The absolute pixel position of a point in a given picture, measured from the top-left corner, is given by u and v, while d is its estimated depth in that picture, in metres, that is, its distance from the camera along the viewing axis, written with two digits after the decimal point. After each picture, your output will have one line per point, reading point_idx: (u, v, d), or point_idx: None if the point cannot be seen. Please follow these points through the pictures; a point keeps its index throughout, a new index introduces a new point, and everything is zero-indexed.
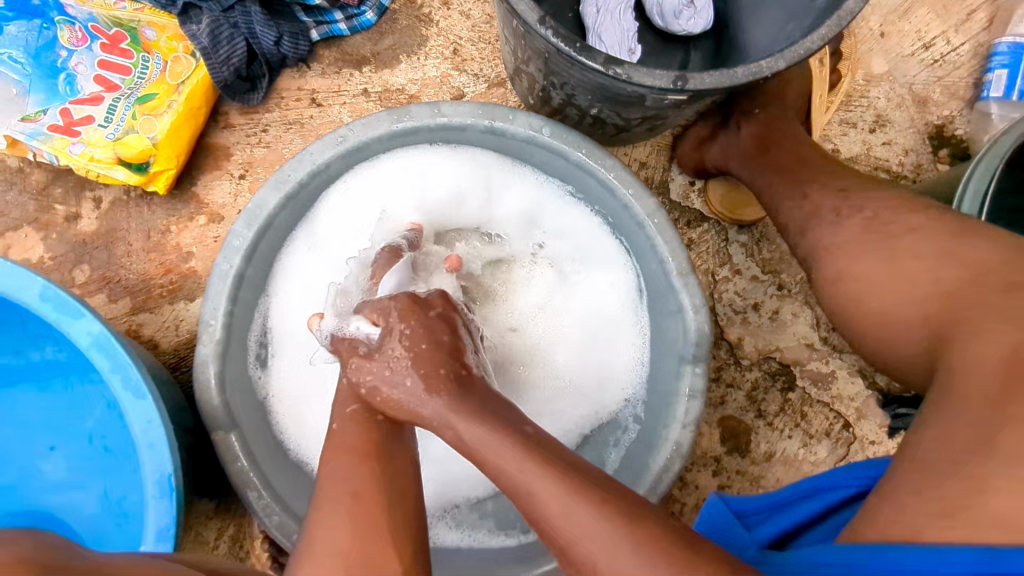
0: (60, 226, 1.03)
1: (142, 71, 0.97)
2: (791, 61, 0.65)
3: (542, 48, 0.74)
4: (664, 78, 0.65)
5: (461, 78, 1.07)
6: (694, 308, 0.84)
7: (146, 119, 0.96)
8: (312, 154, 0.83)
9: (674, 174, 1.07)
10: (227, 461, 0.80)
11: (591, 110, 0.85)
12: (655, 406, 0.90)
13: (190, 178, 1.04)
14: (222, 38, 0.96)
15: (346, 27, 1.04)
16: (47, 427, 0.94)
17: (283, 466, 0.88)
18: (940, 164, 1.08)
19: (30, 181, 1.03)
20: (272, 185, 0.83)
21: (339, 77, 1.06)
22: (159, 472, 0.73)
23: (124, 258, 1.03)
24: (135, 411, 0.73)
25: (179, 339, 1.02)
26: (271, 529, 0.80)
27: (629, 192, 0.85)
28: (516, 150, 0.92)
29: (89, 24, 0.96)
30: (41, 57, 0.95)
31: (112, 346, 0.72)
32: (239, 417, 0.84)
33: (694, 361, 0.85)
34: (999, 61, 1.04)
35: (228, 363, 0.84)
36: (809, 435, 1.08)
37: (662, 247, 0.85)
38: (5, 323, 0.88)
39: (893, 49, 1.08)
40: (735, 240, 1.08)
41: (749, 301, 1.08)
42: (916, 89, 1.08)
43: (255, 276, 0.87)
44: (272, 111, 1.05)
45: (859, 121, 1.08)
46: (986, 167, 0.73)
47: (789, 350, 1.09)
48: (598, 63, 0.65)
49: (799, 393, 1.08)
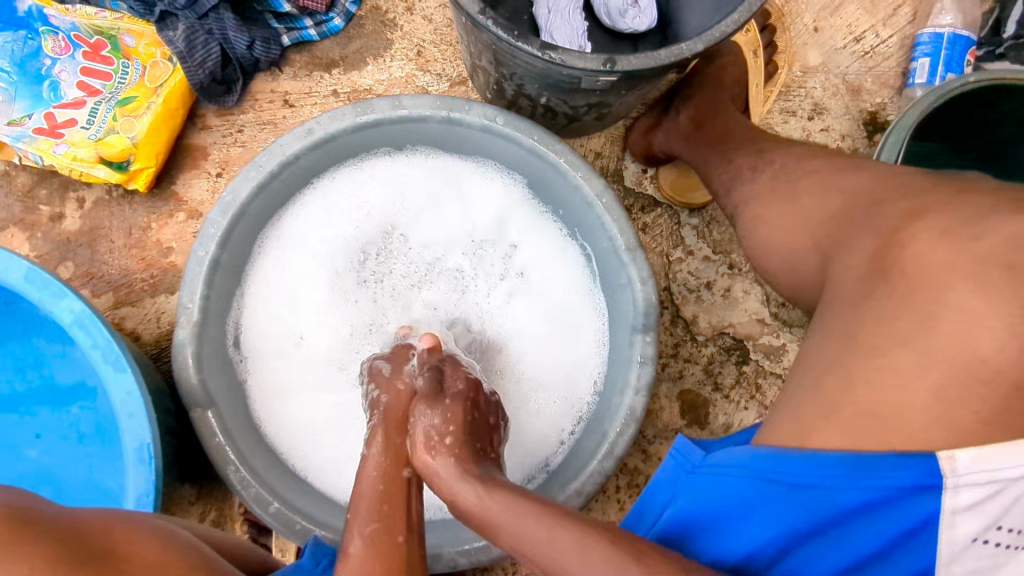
0: (45, 226, 1.08)
1: (123, 76, 1.03)
2: (708, 43, 0.72)
3: (488, 41, 0.81)
4: (594, 61, 0.72)
5: (425, 78, 1.14)
6: (642, 280, 0.90)
7: (126, 120, 1.01)
8: (282, 146, 0.89)
9: (628, 163, 1.14)
10: (205, 436, 0.84)
11: (540, 100, 0.92)
12: (611, 376, 0.95)
13: (169, 177, 1.10)
14: (197, 43, 1.02)
15: (316, 32, 1.11)
16: (30, 416, 0.94)
17: (259, 445, 0.92)
18: (874, 147, 1.16)
19: (15, 184, 1.08)
20: (245, 175, 0.89)
21: (309, 79, 1.13)
22: (139, 441, 0.75)
23: (107, 254, 1.08)
24: (116, 384, 0.75)
25: (160, 331, 1.07)
26: (248, 500, 0.84)
27: (578, 174, 0.91)
28: (475, 142, 0.98)
29: (72, 33, 1.03)
30: (26, 65, 1.02)
31: (93, 322, 0.75)
32: (216, 396, 0.88)
33: (643, 329, 0.90)
34: (923, 50, 1.12)
35: (205, 345, 0.89)
36: (764, 406, 1.11)
37: (610, 224, 0.91)
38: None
39: (827, 42, 1.17)
40: (687, 223, 1.13)
41: (702, 280, 1.13)
42: (850, 79, 1.17)
43: (230, 263, 0.93)
44: (247, 112, 1.11)
45: (798, 109, 1.16)
46: (894, 141, 0.83)
47: (741, 325, 1.12)
48: (534, 49, 0.72)
49: (753, 365, 1.12)
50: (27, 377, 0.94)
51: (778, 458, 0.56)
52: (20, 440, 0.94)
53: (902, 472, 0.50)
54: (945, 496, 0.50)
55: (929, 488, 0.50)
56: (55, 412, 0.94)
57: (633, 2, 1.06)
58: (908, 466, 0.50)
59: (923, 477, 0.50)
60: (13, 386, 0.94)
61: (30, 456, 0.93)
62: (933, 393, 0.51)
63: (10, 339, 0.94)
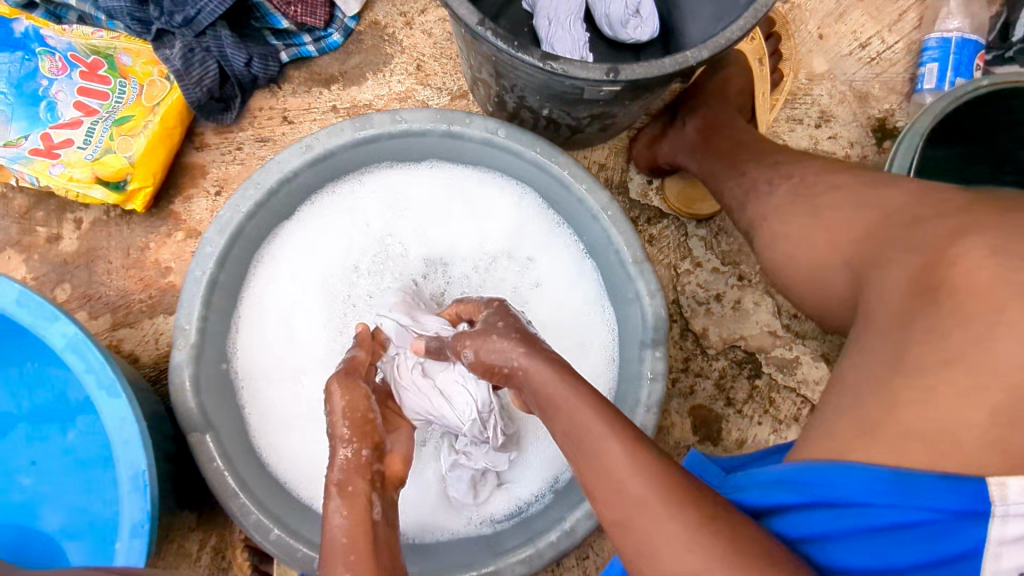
0: (42, 247, 1.07)
1: (120, 96, 1.02)
2: (714, 51, 0.70)
3: (488, 52, 0.79)
4: (597, 70, 0.70)
5: (425, 92, 1.13)
6: (650, 294, 0.88)
7: (123, 139, 1.00)
8: (280, 163, 0.88)
9: (633, 174, 1.12)
10: (203, 461, 0.82)
11: (542, 112, 0.91)
12: (620, 393, 0.93)
13: (168, 196, 1.08)
14: (195, 61, 1.00)
15: (314, 48, 1.10)
16: (26, 444, 0.92)
17: (258, 469, 0.89)
18: (884, 154, 1.14)
19: (13, 206, 1.07)
20: (243, 192, 0.87)
21: (308, 95, 1.11)
22: (133, 468, 0.72)
23: (105, 276, 1.07)
24: (109, 410, 0.73)
25: (159, 352, 1.05)
26: (248, 528, 0.81)
27: (582, 187, 0.89)
28: (477, 155, 0.97)
29: (69, 53, 1.02)
30: (23, 86, 1.01)
31: (86, 346, 0.73)
32: (215, 419, 0.86)
33: (654, 344, 0.87)
34: (930, 55, 1.11)
35: (204, 367, 0.87)
36: (779, 421, 1.08)
37: (616, 237, 0.89)
38: None
39: (832, 49, 1.15)
40: (694, 234, 1.11)
41: (711, 292, 1.10)
42: (857, 86, 1.15)
43: (229, 282, 0.91)
44: (246, 130, 1.10)
45: (805, 117, 1.14)
46: (908, 145, 0.79)
47: (753, 338, 1.10)
48: (536, 60, 0.70)
49: (766, 379, 1.09)
50: (20, 403, 0.92)
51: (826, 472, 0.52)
52: (13, 467, 0.91)
53: (947, 496, 0.48)
54: (994, 526, 0.46)
55: (973, 516, 0.47)
56: (50, 438, 0.92)
57: (635, 12, 1.05)
58: (956, 490, 0.47)
59: (970, 502, 0.47)
60: (9, 412, 0.92)
61: (24, 485, 0.91)
62: (970, 411, 0.48)
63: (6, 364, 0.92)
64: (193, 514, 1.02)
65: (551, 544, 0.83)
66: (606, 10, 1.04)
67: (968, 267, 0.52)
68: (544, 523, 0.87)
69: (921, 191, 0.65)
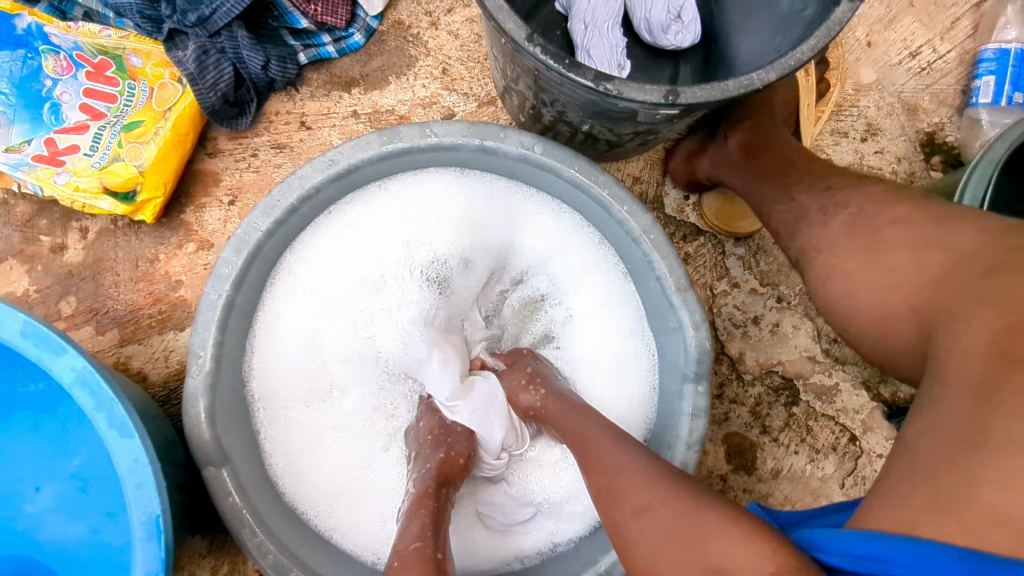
0: (45, 258, 1.01)
1: (129, 98, 0.96)
2: (782, 73, 0.64)
3: (530, 66, 0.73)
4: (655, 92, 0.64)
5: (451, 98, 1.07)
6: (694, 325, 0.82)
7: (132, 147, 0.94)
8: (302, 178, 0.82)
9: (668, 189, 1.06)
10: (218, 497, 0.77)
11: (582, 127, 0.85)
12: (659, 426, 0.88)
13: (178, 205, 1.03)
14: (209, 63, 0.94)
15: (334, 49, 1.04)
16: (30, 469, 0.87)
17: (274, 502, 0.85)
18: (932, 171, 1.08)
19: (14, 213, 1.01)
20: (263, 209, 0.81)
21: (327, 99, 1.05)
22: (146, 513, 0.67)
23: (112, 288, 1.01)
24: (120, 450, 0.68)
25: (169, 370, 1.00)
26: (266, 569, 0.77)
27: (623, 208, 0.84)
28: (509, 170, 0.91)
29: (74, 53, 0.96)
30: (26, 87, 0.95)
31: (96, 382, 0.67)
32: (230, 451, 0.81)
33: (696, 379, 0.82)
34: (986, 67, 1.04)
35: (219, 395, 0.82)
36: (816, 450, 1.03)
37: (658, 263, 0.84)
38: None
39: (881, 57, 1.09)
40: (732, 253, 1.06)
41: (748, 314, 1.05)
42: (906, 98, 1.09)
43: (245, 303, 0.85)
44: (261, 135, 1.04)
45: (850, 130, 1.08)
46: (981, 174, 0.73)
47: (790, 363, 1.05)
48: (587, 80, 0.64)
49: (804, 407, 1.04)
50: (25, 427, 0.87)
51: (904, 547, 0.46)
52: (16, 495, 0.86)
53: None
54: None
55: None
56: (55, 464, 0.87)
57: (676, 17, 0.98)
58: None
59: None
60: (12, 437, 0.87)
61: (27, 512, 0.86)
62: None
63: (9, 387, 0.87)
64: (204, 541, 0.98)
65: None
66: (647, 15, 0.98)
67: None
68: (576, 564, 0.83)
69: (1008, 232, 0.60)
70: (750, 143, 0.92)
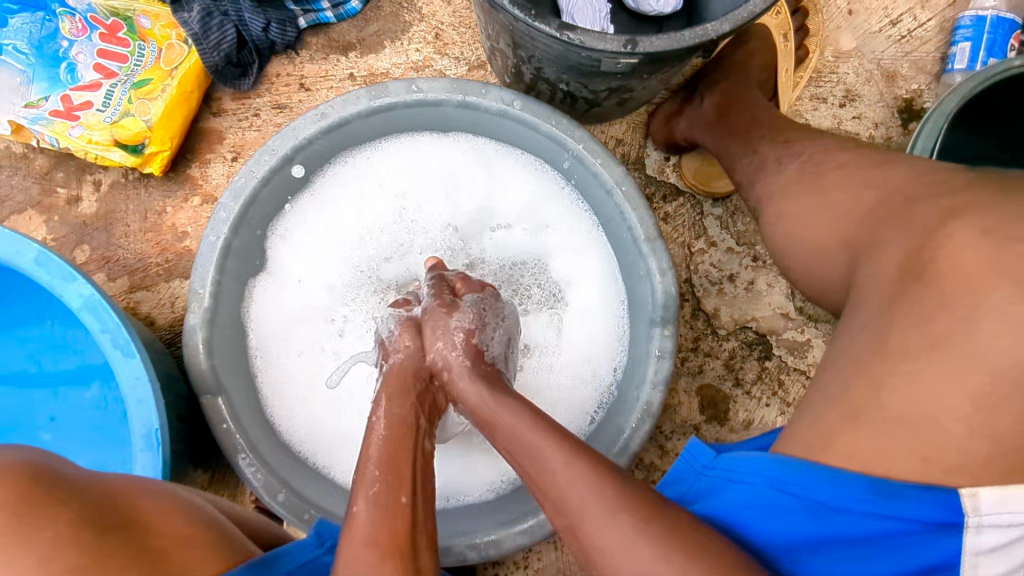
0: (62, 209, 1.08)
1: (139, 59, 1.02)
2: (735, 24, 0.68)
3: (506, 22, 0.78)
4: (615, 41, 0.68)
5: (443, 62, 1.12)
6: (661, 272, 0.87)
7: (141, 103, 1.01)
8: (295, 130, 0.88)
9: (650, 150, 1.10)
10: (214, 422, 0.83)
11: (560, 84, 0.89)
12: (629, 369, 0.92)
13: (185, 160, 1.09)
14: (213, 25, 1.00)
15: (333, 15, 1.09)
16: (45, 398, 0.94)
17: (268, 435, 0.91)
18: (909, 136, 1.11)
19: (34, 166, 1.09)
20: (260, 157, 0.87)
21: (326, 62, 1.11)
22: (147, 426, 0.74)
23: (123, 238, 1.08)
24: (123, 369, 0.74)
25: (175, 315, 1.07)
26: (257, 489, 0.83)
27: (597, 161, 0.88)
28: (491, 126, 0.96)
29: (88, 15, 1.02)
30: (44, 47, 1.01)
31: (102, 306, 0.74)
32: (226, 382, 0.88)
33: (663, 322, 0.87)
34: (963, 34, 1.07)
35: (218, 331, 0.88)
36: (786, 403, 1.07)
37: (629, 213, 0.88)
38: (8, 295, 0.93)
39: (861, 25, 1.12)
40: (710, 213, 1.10)
41: (724, 272, 1.09)
42: (885, 65, 1.12)
43: (243, 247, 0.92)
44: (263, 96, 1.10)
45: (829, 96, 1.12)
46: (932, 127, 0.78)
47: (764, 320, 1.09)
48: (552, 29, 0.69)
49: (777, 361, 1.08)
50: (43, 360, 0.94)
51: (798, 467, 0.52)
52: (32, 422, 0.93)
53: (925, 506, 0.47)
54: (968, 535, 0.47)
55: (950, 527, 0.47)
56: (68, 394, 0.94)
57: None
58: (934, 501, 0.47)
59: (946, 513, 0.47)
60: (29, 369, 0.94)
61: (42, 438, 0.93)
62: (989, 403, 0.47)
63: (29, 323, 0.94)
64: (205, 474, 1.05)
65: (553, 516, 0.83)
66: None
67: (972, 255, 0.50)
68: None
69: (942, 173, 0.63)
70: (724, 104, 0.96)
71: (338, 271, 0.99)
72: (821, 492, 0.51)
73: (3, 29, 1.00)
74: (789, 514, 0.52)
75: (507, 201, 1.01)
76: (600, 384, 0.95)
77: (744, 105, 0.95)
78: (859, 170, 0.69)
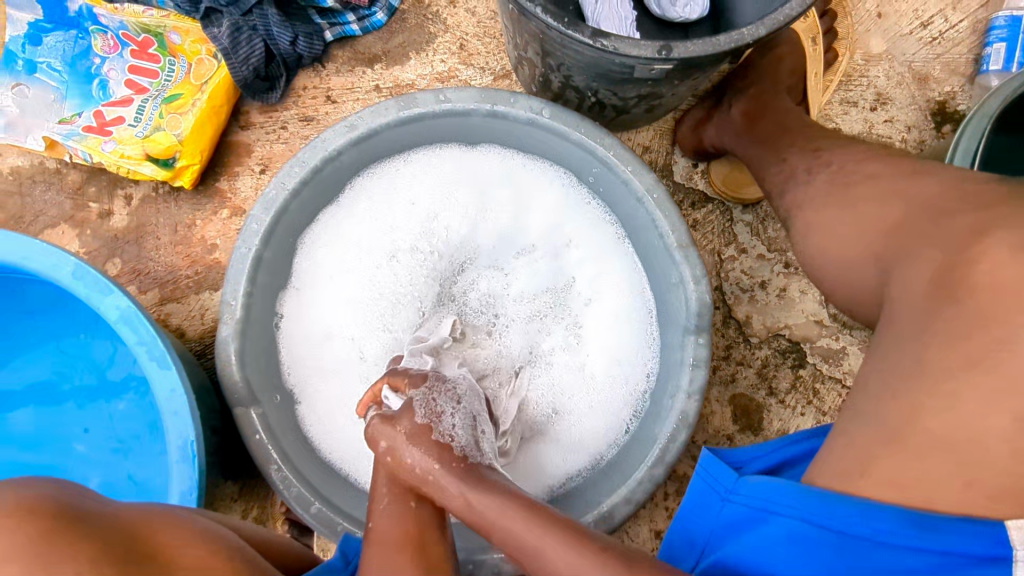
0: (94, 223, 1.10)
1: (169, 74, 1.04)
2: (771, 29, 0.67)
3: (536, 30, 0.78)
4: (649, 48, 0.68)
5: (468, 72, 1.12)
6: (695, 280, 0.86)
7: (172, 117, 1.02)
8: (324, 142, 0.88)
9: (677, 157, 1.09)
10: (246, 434, 0.84)
11: (589, 92, 0.89)
12: (663, 379, 0.91)
13: (214, 173, 1.10)
14: (242, 40, 1.01)
15: (358, 27, 1.10)
16: (79, 409, 0.95)
17: (301, 446, 0.91)
18: (943, 139, 1.09)
19: (66, 181, 1.10)
20: (290, 169, 0.87)
21: (352, 74, 1.11)
22: (182, 438, 0.74)
23: (153, 251, 1.09)
24: (159, 381, 0.75)
25: (205, 327, 1.08)
26: (290, 501, 0.83)
27: (628, 168, 0.87)
28: (519, 135, 0.95)
29: (120, 32, 1.04)
30: (77, 64, 1.05)
31: (139, 318, 0.74)
32: (259, 393, 0.88)
33: (697, 330, 0.85)
34: (998, 34, 1.05)
35: (250, 343, 0.88)
36: (822, 412, 1.05)
37: (662, 221, 0.87)
38: (43, 307, 0.94)
39: (891, 28, 1.10)
40: (740, 220, 1.08)
41: (756, 279, 1.08)
42: (916, 67, 1.10)
43: (274, 259, 0.92)
44: (290, 109, 1.11)
45: (859, 100, 1.10)
46: (974, 129, 0.76)
47: (797, 327, 1.07)
48: (585, 37, 0.68)
49: (811, 369, 1.06)
50: (78, 372, 0.95)
51: (829, 501, 0.51)
52: (67, 433, 0.94)
53: (966, 538, 0.45)
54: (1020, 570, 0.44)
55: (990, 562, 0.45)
56: (101, 405, 0.94)
57: None
58: (973, 532, 0.45)
59: (990, 546, 0.45)
60: (63, 380, 0.95)
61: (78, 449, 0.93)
62: None
63: (62, 335, 0.95)
64: (235, 486, 1.05)
65: (588, 528, 0.82)
66: None
67: None
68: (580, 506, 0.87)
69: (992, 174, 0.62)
70: (753, 109, 0.95)
71: (368, 281, 0.99)
72: (852, 526, 0.49)
73: (38, 48, 1.04)
74: (819, 550, 0.50)
75: (536, 209, 1.00)
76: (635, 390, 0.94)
77: (776, 109, 0.94)
78: (901, 174, 0.68)
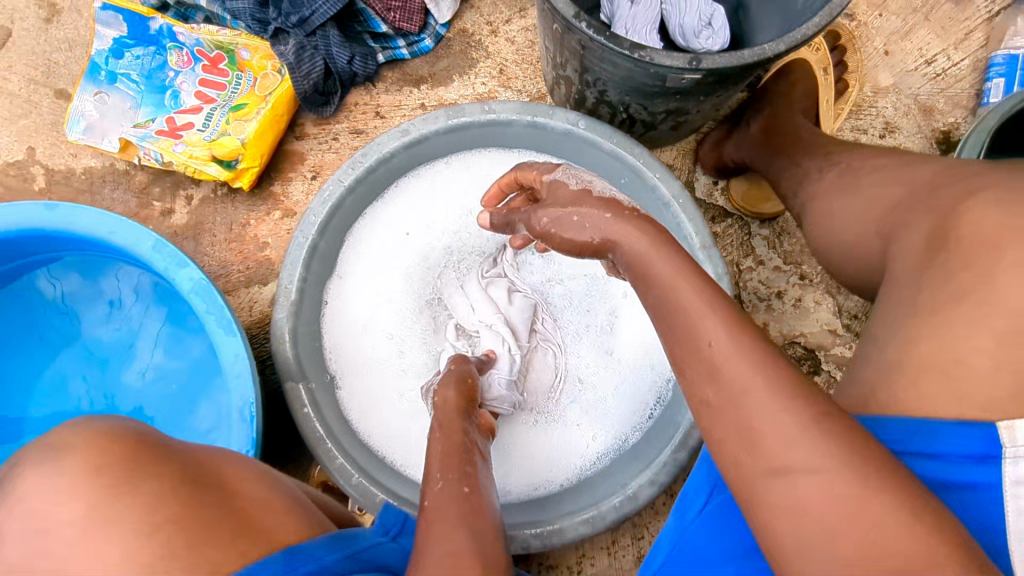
0: (156, 220, 1.18)
1: (236, 87, 1.14)
2: (790, 45, 0.75)
3: (576, 47, 0.87)
4: (680, 59, 0.76)
5: (506, 94, 1.22)
6: (717, 277, 0.92)
7: (237, 124, 1.11)
8: (379, 144, 0.97)
9: (699, 175, 1.17)
10: (295, 407, 0.89)
11: (621, 106, 0.97)
12: None
13: (269, 178, 1.19)
14: (305, 57, 1.12)
15: (408, 51, 1.21)
16: (135, 387, 1.01)
17: (344, 426, 0.96)
18: None
19: (134, 182, 1.20)
20: (347, 167, 0.96)
21: (400, 93, 1.22)
22: (243, 400, 0.80)
23: (208, 247, 1.17)
24: (224, 347, 0.81)
25: (252, 318, 1.15)
26: (332, 470, 0.88)
27: (656, 175, 0.95)
28: (554, 145, 1.04)
29: (195, 48, 1.16)
30: (153, 76, 1.16)
31: (209, 289, 0.82)
32: (308, 371, 0.94)
33: None
34: (997, 71, 1.14)
35: (301, 326, 0.95)
36: None
37: (687, 223, 0.94)
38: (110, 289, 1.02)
39: (898, 64, 1.20)
40: (757, 234, 1.15)
41: (772, 289, 1.14)
42: (921, 100, 1.19)
43: (326, 250, 1.00)
44: (342, 122, 1.20)
45: (869, 127, 1.18)
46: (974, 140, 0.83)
47: (812, 335, 1.12)
48: (624, 49, 0.77)
49: (826, 376, 1.11)
50: (136, 351, 1.02)
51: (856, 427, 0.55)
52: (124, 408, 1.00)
53: (962, 441, 0.49)
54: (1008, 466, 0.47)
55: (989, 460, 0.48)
56: (156, 383, 1.00)
57: (707, 24, 1.12)
58: (968, 433, 0.49)
59: (984, 445, 0.48)
60: (123, 358, 1.02)
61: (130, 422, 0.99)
62: None
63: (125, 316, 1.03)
64: None
65: (614, 507, 0.87)
66: (681, 21, 1.12)
67: None
68: (605, 489, 0.92)
69: None
70: (771, 127, 1.04)
71: (407, 276, 1.06)
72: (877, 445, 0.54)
73: (120, 61, 1.15)
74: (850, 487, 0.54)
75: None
76: (658, 384, 1.00)
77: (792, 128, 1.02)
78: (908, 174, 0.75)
